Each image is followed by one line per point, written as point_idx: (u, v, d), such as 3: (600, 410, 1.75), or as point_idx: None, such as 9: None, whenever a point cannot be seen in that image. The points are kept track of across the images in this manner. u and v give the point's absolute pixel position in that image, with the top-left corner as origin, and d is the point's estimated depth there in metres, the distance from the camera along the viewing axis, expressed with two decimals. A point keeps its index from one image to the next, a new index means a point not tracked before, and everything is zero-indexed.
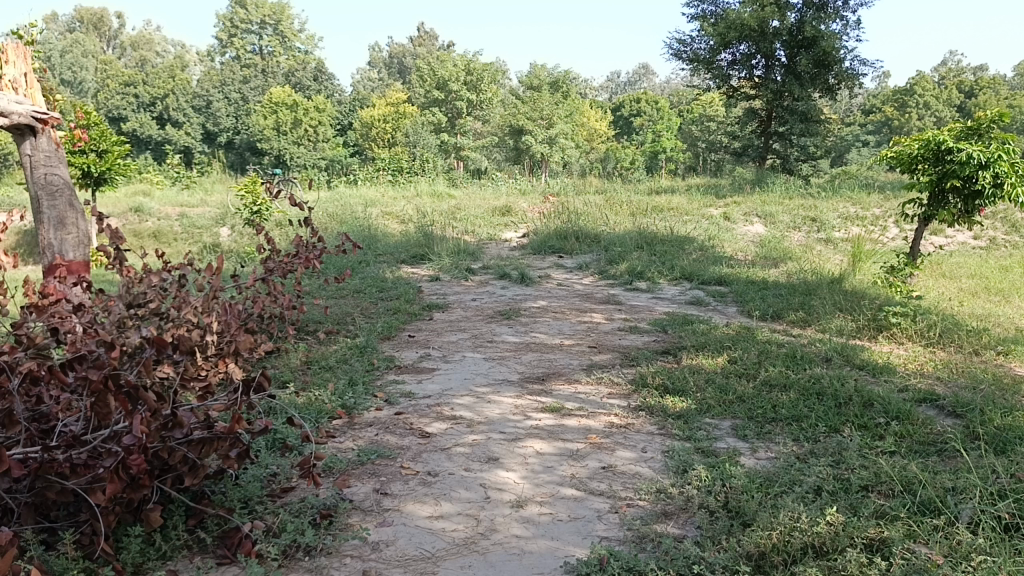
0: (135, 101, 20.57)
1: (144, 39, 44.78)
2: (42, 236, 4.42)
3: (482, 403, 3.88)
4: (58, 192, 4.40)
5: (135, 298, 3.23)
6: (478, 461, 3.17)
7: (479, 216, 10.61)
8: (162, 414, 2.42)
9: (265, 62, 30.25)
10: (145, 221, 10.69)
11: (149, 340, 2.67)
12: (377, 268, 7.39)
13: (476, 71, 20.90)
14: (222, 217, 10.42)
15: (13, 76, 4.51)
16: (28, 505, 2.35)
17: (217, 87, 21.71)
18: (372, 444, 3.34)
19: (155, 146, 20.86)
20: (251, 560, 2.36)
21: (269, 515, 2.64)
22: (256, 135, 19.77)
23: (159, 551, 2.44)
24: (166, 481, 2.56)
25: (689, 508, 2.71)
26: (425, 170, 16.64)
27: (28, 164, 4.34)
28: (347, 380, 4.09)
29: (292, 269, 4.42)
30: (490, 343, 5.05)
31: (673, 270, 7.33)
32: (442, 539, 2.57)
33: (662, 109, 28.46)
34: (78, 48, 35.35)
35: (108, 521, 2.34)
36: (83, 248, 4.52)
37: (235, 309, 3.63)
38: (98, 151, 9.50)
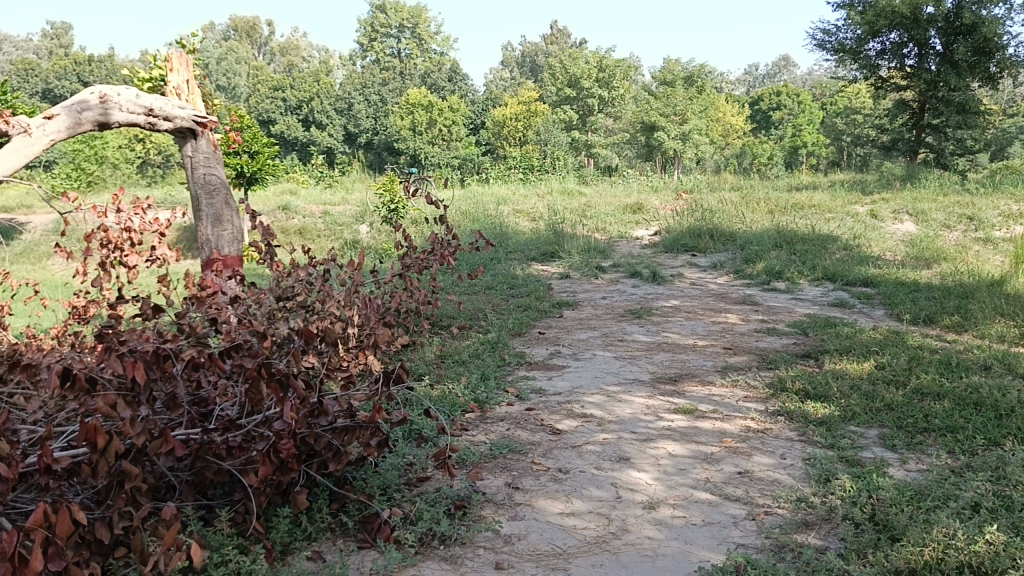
0: (282, 104, 21.71)
1: (292, 46, 47.18)
2: (201, 232, 4.74)
3: (614, 402, 3.86)
4: (215, 190, 4.69)
5: (284, 290, 3.42)
6: (609, 461, 3.16)
7: (611, 214, 10.56)
8: (309, 402, 2.55)
9: (403, 64, 31.25)
10: (291, 218, 11.27)
11: (298, 332, 2.82)
12: (509, 266, 7.47)
13: (610, 67, 21.11)
14: (362, 215, 10.84)
15: (176, 83, 4.86)
16: (188, 483, 2.53)
17: (358, 90, 22.59)
18: (503, 438, 3.39)
19: (300, 147, 21.90)
20: (389, 545, 2.45)
21: (406, 503, 2.73)
22: (393, 135, 20.44)
23: (305, 533, 2.57)
24: (312, 466, 2.69)
25: (832, 519, 2.61)
26: (556, 168, 16.70)
27: (190, 164, 4.66)
28: (479, 375, 4.17)
29: (427, 266, 4.55)
30: (621, 342, 5.01)
31: (814, 270, 7.04)
32: (573, 536, 2.58)
33: (804, 103, 27.37)
34: (233, 56, 37.69)
35: (260, 501, 2.49)
36: (238, 244, 4.81)
37: (375, 303, 3.77)
38: (251, 152, 10.06)
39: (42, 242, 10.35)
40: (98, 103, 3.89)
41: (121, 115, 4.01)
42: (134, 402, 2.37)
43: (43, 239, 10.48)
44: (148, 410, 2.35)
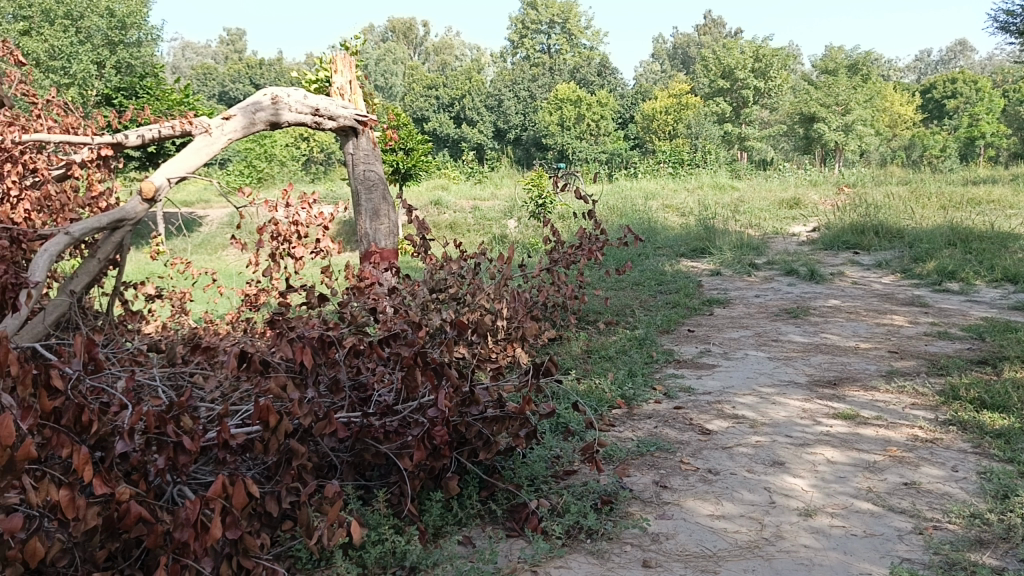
0: (436, 103, 22.38)
1: (446, 45, 48.51)
2: (361, 226, 4.95)
3: (767, 404, 3.73)
4: (374, 186, 4.89)
5: (437, 283, 3.53)
6: (762, 464, 3.06)
7: (765, 209, 10.20)
8: (461, 391, 2.63)
9: (553, 60, 31.45)
10: (443, 213, 11.60)
11: (450, 323, 2.91)
12: (657, 262, 7.37)
13: (766, 56, 20.39)
14: (511, 210, 11.00)
15: (340, 84, 5.10)
16: (348, 463, 2.67)
17: (508, 87, 22.94)
18: (651, 435, 3.36)
19: (452, 144, 22.48)
20: (537, 536, 2.49)
21: (553, 495, 2.76)
22: (542, 130, 20.62)
23: (456, 518, 2.66)
24: (463, 453, 2.77)
25: (1011, 539, 2.41)
26: (707, 162, 16.30)
27: (351, 162, 4.88)
28: (627, 371, 4.14)
29: (576, 260, 4.50)
30: (776, 342, 4.83)
31: (993, 270, 6.52)
32: (723, 539, 2.52)
33: (983, 90, 25.38)
34: (390, 57, 39.22)
35: (415, 485, 2.60)
36: (393, 238, 4.99)
37: (523, 297, 3.82)
38: (406, 149, 10.42)
39: (218, 234, 11.18)
40: (270, 105, 4.17)
41: (291, 115, 4.27)
42: (302, 385, 2.53)
43: (219, 232, 11.31)
44: (314, 392, 2.49)
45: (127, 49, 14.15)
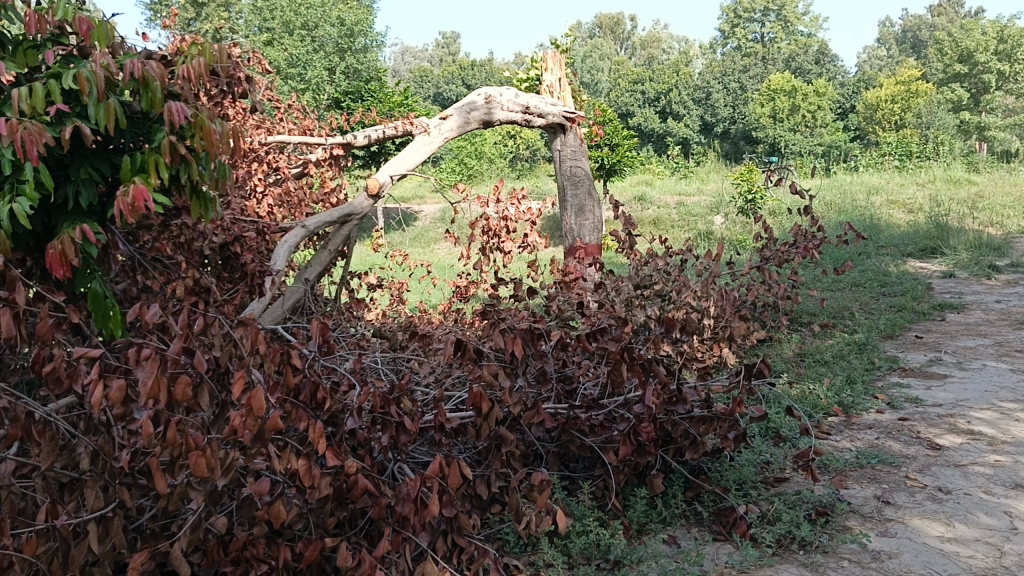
0: (641, 97, 22.25)
1: (653, 39, 48.05)
2: (566, 222, 4.99)
3: (1010, 421, 3.38)
4: (580, 181, 4.89)
5: (643, 279, 3.49)
6: (1003, 486, 2.78)
7: (1009, 205, 9.23)
8: (669, 389, 2.60)
9: (765, 49, 30.22)
10: (647, 209, 11.51)
11: (657, 319, 2.88)
12: (880, 262, 6.89)
13: (1013, 36, 18.41)
14: (718, 206, 10.76)
15: (550, 81, 5.19)
16: (554, 454, 2.73)
17: (717, 79, 22.36)
18: (872, 447, 3.15)
19: (657, 139, 22.25)
20: (745, 542, 2.43)
21: (763, 502, 2.67)
22: (753, 123, 19.90)
23: (660, 516, 2.65)
24: (669, 451, 2.76)
25: None
26: (939, 154, 14.97)
27: (559, 158, 4.94)
28: (844, 377, 3.91)
29: (789, 259, 4.29)
30: (1020, 354, 4.36)
31: None
32: (953, 562, 2.32)
33: None
34: (597, 53, 39.42)
35: (619, 480, 2.63)
36: (598, 233, 4.98)
37: (732, 295, 3.70)
38: (612, 145, 10.46)
39: (431, 228, 11.78)
40: (484, 104, 4.36)
41: (503, 114, 4.43)
42: (512, 373, 2.60)
43: (432, 226, 11.91)
44: (523, 381, 2.56)
45: (354, 56, 15.30)
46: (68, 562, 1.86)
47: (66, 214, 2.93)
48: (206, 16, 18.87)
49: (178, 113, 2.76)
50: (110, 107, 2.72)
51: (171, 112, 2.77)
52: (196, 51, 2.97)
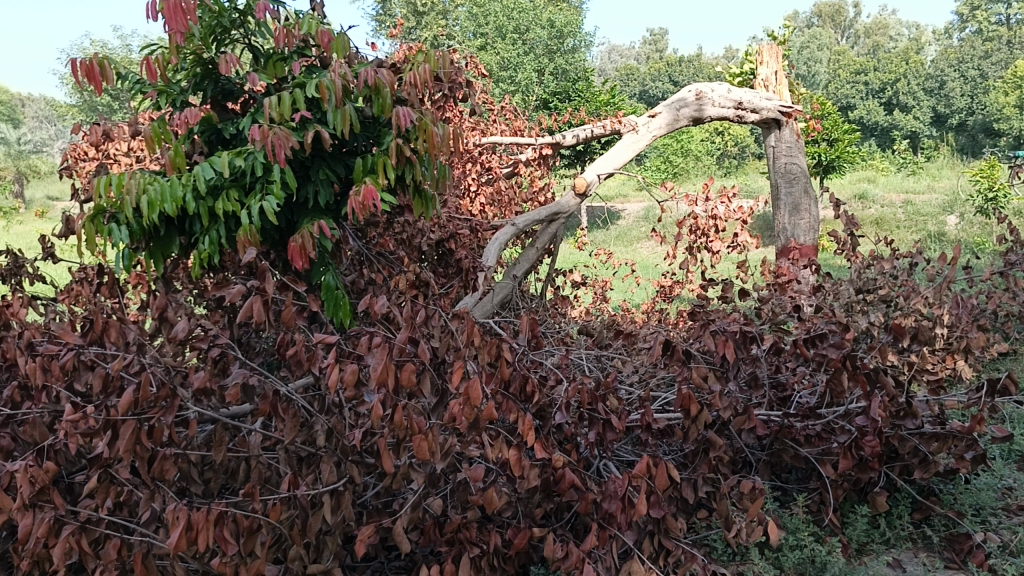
0: (864, 89, 20.98)
1: (878, 26, 45.04)
2: (778, 221, 4.69)
3: None
4: (795, 179, 4.61)
5: (866, 283, 3.27)
6: None
7: None
8: (897, 401, 2.43)
9: (1012, 32, 27.36)
10: (869, 207, 10.81)
11: (881, 326, 2.69)
12: None
13: None
14: (950, 205, 9.94)
15: (765, 75, 5.00)
16: (765, 462, 2.66)
17: (954, 66, 20.59)
18: None
19: (881, 133, 20.77)
20: (982, 573, 2.23)
21: (1005, 531, 2.44)
22: (995, 114, 18.10)
23: (883, 537, 2.49)
24: (894, 468, 2.59)
25: None
26: None
27: (773, 155, 4.71)
28: None
29: None
30: None
31: None
32: None
33: None
34: (815, 43, 37.53)
35: (836, 494, 2.52)
36: (814, 233, 4.63)
37: (970, 302, 3.38)
38: (831, 140, 9.95)
39: (636, 226, 11.77)
40: (694, 101, 4.40)
41: (714, 110, 4.42)
42: (723, 377, 2.50)
43: (637, 225, 11.89)
44: (735, 386, 2.47)
45: (563, 57, 15.78)
46: (306, 529, 2.05)
47: (306, 212, 3.26)
48: (425, 24, 20.00)
49: (404, 118, 2.96)
50: (346, 112, 2.97)
51: (398, 116, 2.98)
52: (422, 58, 3.17)
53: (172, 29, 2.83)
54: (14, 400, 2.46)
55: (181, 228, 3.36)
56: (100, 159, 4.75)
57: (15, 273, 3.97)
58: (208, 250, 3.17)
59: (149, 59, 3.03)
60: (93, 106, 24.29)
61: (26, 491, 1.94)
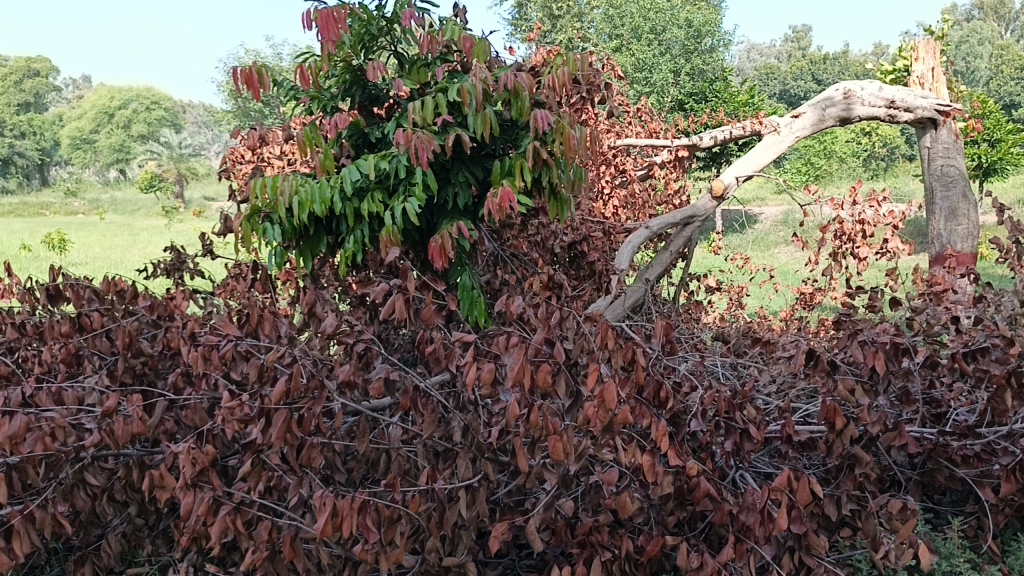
0: None
1: None
2: (933, 226, 4.43)
3: None
4: (953, 182, 4.35)
5: None
6: None
7: None
8: None
9: None
10: None
11: None
12: None
13: None
14: None
15: (921, 73, 4.72)
16: (916, 482, 2.52)
17: None
18: None
19: None
20: None
21: None
22: None
23: None
24: None
25: None
26: None
27: (927, 157, 4.45)
28: None
29: None
30: None
31: None
32: None
33: None
34: (976, 38, 35.18)
35: (997, 520, 2.36)
36: (973, 240, 4.34)
37: None
38: (993, 141, 9.30)
39: (774, 231, 11.43)
40: (842, 99, 4.20)
41: (863, 109, 4.21)
42: (872, 391, 2.37)
43: (775, 229, 11.54)
44: (885, 400, 2.34)
45: (699, 57, 16.29)
46: (443, 522, 2.10)
47: (446, 213, 3.35)
48: (560, 27, 20.09)
49: (542, 121, 2.98)
50: (486, 116, 3.03)
51: (536, 120, 3.00)
52: (561, 61, 3.19)
53: (324, 38, 2.97)
54: (178, 385, 2.65)
55: (329, 228, 3.53)
56: (255, 162, 5.05)
57: (178, 268, 4.27)
58: (353, 249, 3.31)
59: (303, 67, 3.20)
60: (247, 113, 25.82)
61: (188, 471, 2.09)
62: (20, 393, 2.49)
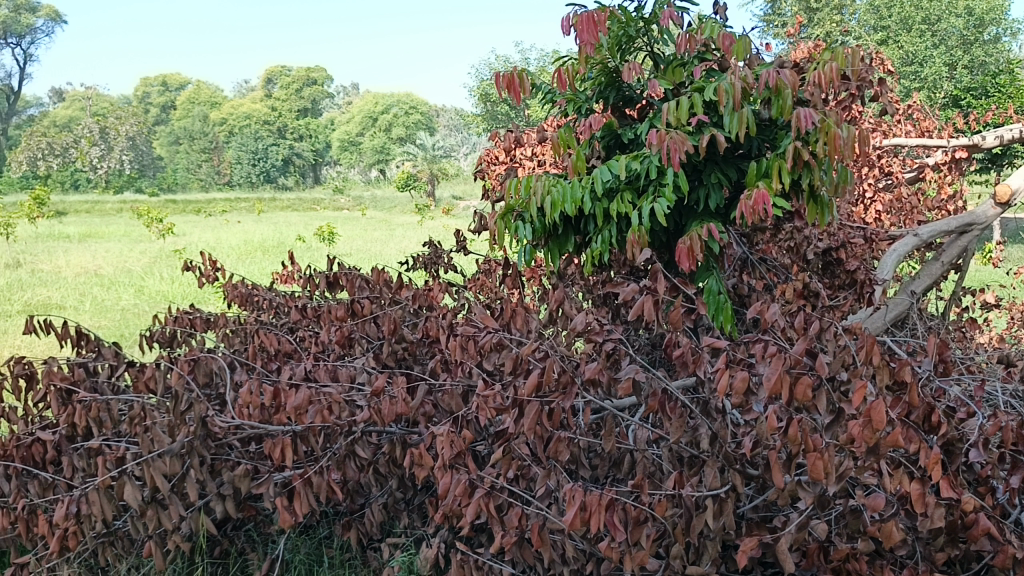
0: None
1: None
2: None
3: None
4: None
5: None
6: None
7: None
8: None
9: None
10: None
11: None
12: None
13: None
14: None
15: None
16: None
17: None
18: None
19: None
20: None
21: None
22: None
23: None
24: None
25: None
26: None
27: None
28: None
29: None
30: None
31: None
32: None
33: None
34: None
35: None
36: None
37: None
38: None
39: None
40: None
41: None
42: None
43: None
44: None
45: (982, 48, 15.26)
46: (689, 529, 2.06)
47: (696, 216, 3.29)
48: (818, 21, 18.98)
49: (806, 120, 2.84)
50: (743, 116, 2.93)
51: (799, 118, 2.86)
52: (828, 56, 3.01)
53: (583, 41, 3.02)
54: (436, 371, 2.82)
55: (577, 228, 3.61)
56: (509, 163, 5.27)
57: (434, 262, 4.54)
58: (600, 248, 3.36)
59: (561, 70, 3.28)
60: (495, 116, 26.97)
61: (447, 453, 2.21)
62: (304, 368, 2.78)
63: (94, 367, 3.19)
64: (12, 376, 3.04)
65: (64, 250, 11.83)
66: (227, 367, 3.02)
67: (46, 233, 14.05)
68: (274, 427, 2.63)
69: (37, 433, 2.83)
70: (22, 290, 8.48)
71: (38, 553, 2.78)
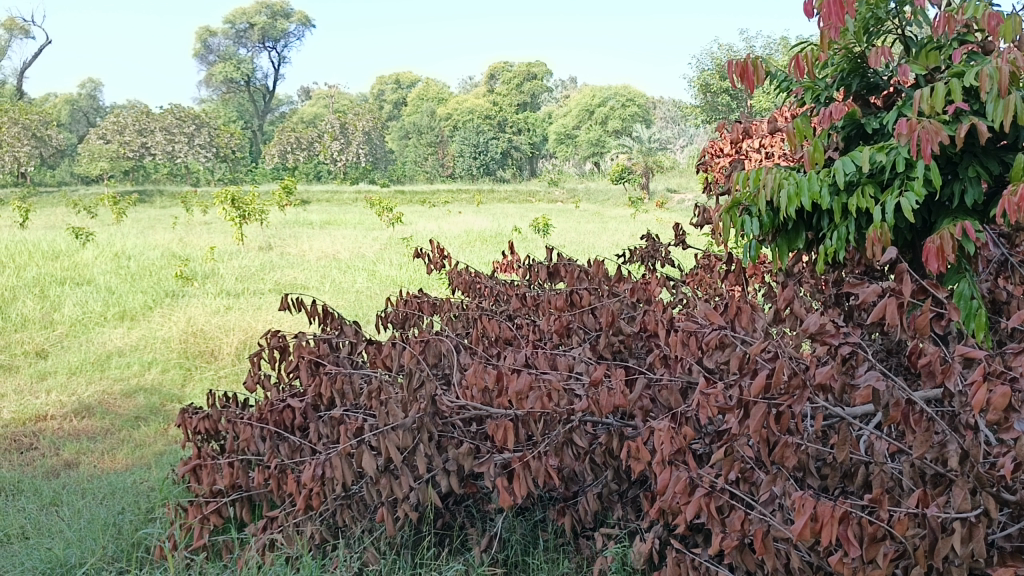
0: None
1: None
2: None
3: None
4: None
5: None
6: None
7: None
8: None
9: None
10: None
11: None
12: None
13: None
14: None
15: None
16: None
17: None
18: None
19: None
20: None
21: None
22: None
23: None
24: None
25: None
26: None
27: None
28: None
29: None
30: None
31: None
32: None
33: None
34: None
35: None
36: None
37: None
38: None
39: None
40: None
41: None
42: None
43: None
44: None
45: None
46: (934, 552, 1.90)
47: (949, 213, 3.02)
48: None
49: None
50: (1010, 102, 2.62)
51: None
52: None
53: (827, 24, 2.84)
54: (656, 366, 2.79)
55: (810, 223, 3.43)
56: (734, 155, 5.12)
57: (652, 255, 4.49)
58: (836, 246, 3.17)
59: (800, 57, 3.11)
60: (715, 107, 26.21)
61: (668, 448, 2.18)
62: (526, 355, 2.85)
63: (336, 344, 3.46)
64: (268, 347, 3.37)
65: (307, 235, 12.99)
66: (455, 350, 3.17)
67: (294, 219, 15.52)
68: (497, 410, 2.72)
69: (288, 400, 3.13)
70: (273, 271, 9.41)
71: (287, 509, 3.08)
